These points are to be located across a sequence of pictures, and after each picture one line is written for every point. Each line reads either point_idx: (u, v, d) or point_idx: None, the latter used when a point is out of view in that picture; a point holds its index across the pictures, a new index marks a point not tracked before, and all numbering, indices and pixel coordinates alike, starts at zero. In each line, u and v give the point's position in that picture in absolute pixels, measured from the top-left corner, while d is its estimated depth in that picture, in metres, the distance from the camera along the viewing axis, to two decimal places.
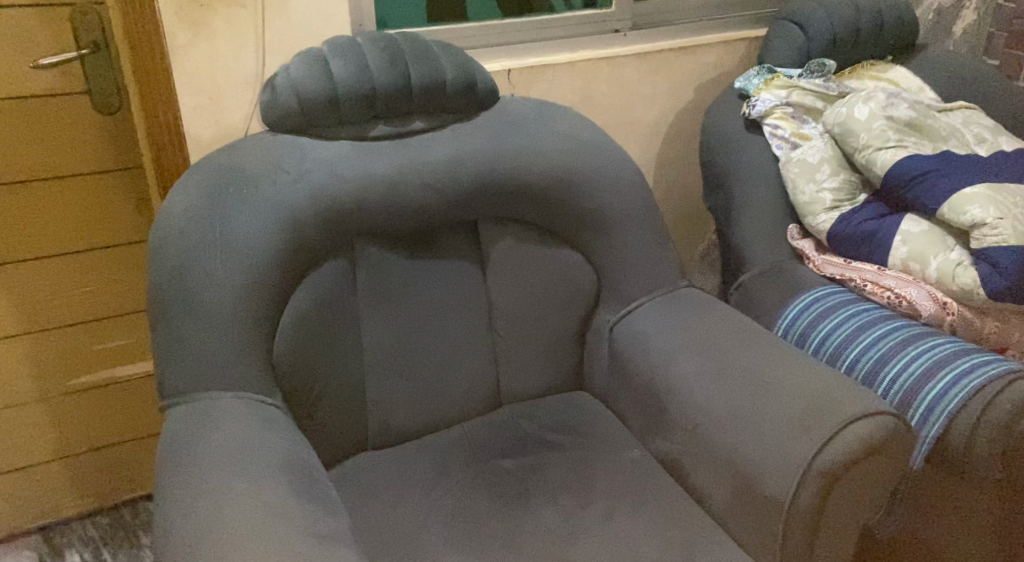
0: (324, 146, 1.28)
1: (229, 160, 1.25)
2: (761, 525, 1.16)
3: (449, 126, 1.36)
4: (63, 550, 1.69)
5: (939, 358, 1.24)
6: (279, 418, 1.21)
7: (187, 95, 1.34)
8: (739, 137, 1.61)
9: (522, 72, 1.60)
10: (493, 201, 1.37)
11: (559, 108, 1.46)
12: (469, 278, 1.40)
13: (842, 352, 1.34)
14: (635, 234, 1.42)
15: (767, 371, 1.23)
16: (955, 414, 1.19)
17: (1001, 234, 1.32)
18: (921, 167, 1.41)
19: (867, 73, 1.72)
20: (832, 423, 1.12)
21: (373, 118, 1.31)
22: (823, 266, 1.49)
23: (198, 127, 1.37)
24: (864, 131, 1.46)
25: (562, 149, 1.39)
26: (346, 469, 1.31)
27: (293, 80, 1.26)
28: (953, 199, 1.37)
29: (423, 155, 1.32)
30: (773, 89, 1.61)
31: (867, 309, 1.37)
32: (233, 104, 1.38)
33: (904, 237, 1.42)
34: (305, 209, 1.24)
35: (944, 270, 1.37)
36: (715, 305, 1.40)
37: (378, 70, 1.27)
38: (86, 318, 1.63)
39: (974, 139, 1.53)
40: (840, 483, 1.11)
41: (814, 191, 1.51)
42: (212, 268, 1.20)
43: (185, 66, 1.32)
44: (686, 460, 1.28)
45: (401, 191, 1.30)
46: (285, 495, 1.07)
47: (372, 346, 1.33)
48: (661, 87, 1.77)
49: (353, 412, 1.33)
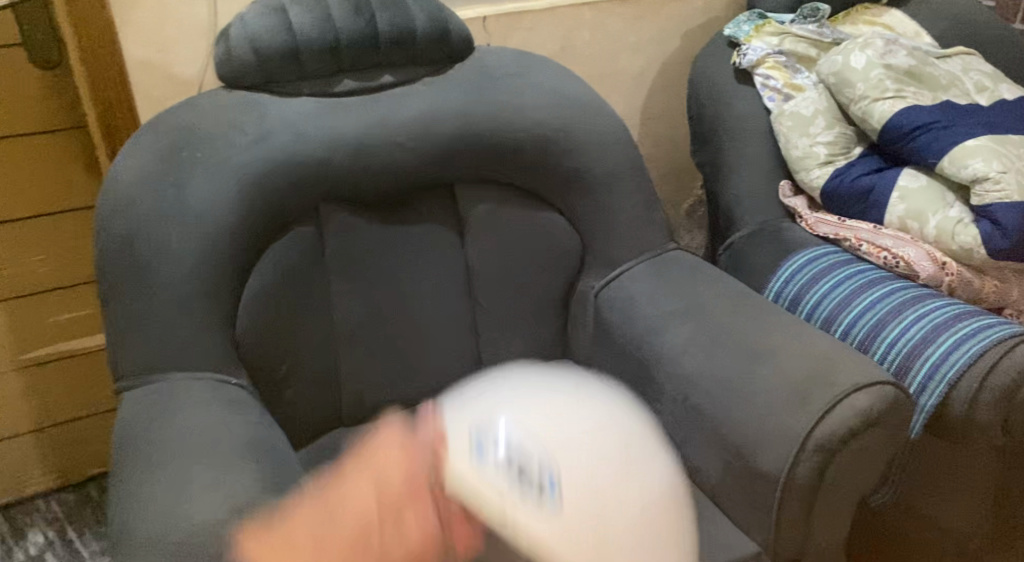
0: (285, 103, 1.18)
1: (184, 121, 1.15)
2: (756, 501, 1.11)
3: (421, 80, 1.26)
4: (25, 530, 1.61)
5: (940, 323, 1.18)
6: (246, 400, 1.13)
7: (134, 50, 1.24)
8: (729, 88, 1.53)
9: (498, 19, 1.51)
10: (469, 162, 1.28)
11: (539, 59, 1.37)
12: (445, 244, 1.32)
13: (836, 317, 1.28)
14: (621, 194, 1.34)
15: (763, 340, 1.17)
16: (956, 380, 1.13)
17: (1003, 190, 1.25)
18: (921, 119, 1.33)
19: (861, 18, 1.63)
20: (831, 394, 1.07)
21: (338, 71, 1.21)
22: (816, 224, 1.43)
23: (148, 83, 1.27)
24: (860, 81, 1.38)
25: (542, 104, 1.30)
26: (320, 449, 1.25)
27: (248, 31, 1.15)
28: (953, 152, 1.30)
29: (394, 112, 1.22)
30: (764, 37, 1.53)
31: (863, 271, 1.32)
32: (187, 57, 1.28)
33: (901, 193, 1.35)
34: (267, 172, 1.15)
35: (943, 228, 1.30)
36: (704, 270, 1.33)
37: (342, 19, 1.18)
38: (36, 289, 1.53)
39: (975, 88, 1.44)
40: (838, 457, 1.05)
41: (807, 145, 1.44)
42: (167, 239, 1.11)
43: (131, 17, 1.22)
44: (677, 432, 1.22)
45: (371, 152, 1.20)
46: (253, 484, 0.99)
47: (345, 319, 1.25)
48: (647, 33, 1.68)
49: (326, 388, 1.26)
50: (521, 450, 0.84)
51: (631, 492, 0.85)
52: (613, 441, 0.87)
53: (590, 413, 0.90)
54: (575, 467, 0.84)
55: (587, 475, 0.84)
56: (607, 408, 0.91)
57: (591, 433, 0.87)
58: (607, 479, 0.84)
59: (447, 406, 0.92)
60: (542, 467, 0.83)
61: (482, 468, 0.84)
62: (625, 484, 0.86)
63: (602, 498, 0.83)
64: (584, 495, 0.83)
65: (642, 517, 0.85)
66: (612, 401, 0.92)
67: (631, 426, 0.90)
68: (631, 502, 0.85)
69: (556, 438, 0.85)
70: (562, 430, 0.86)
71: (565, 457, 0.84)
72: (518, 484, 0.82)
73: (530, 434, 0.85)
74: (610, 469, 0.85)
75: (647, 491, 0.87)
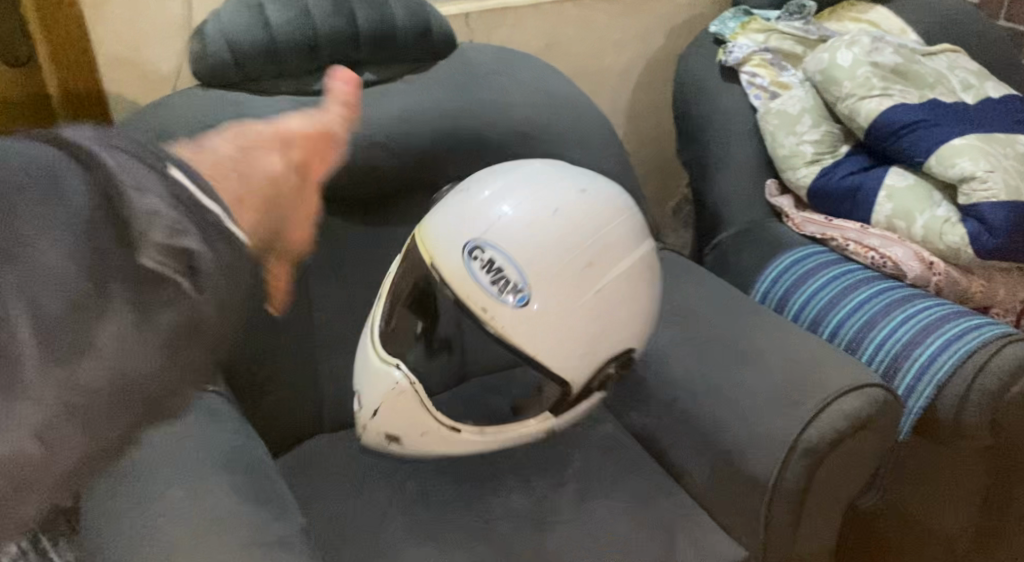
0: (262, 102, 1.15)
1: (158, 121, 1.12)
2: (744, 507, 1.09)
3: (402, 78, 1.24)
4: None
5: (928, 323, 1.17)
6: (224, 408, 1.11)
7: (105, 46, 1.22)
8: (715, 87, 1.51)
9: (481, 15, 1.48)
10: (452, 162, 1.25)
11: (523, 55, 1.34)
12: None
13: (823, 318, 1.26)
14: None
15: (751, 341, 1.15)
16: (945, 381, 1.12)
17: (990, 190, 1.24)
18: (908, 117, 1.32)
19: (846, 15, 1.62)
20: (819, 397, 1.05)
21: (317, 68, 1.19)
22: (803, 224, 1.42)
23: (119, 82, 1.25)
24: (848, 79, 1.37)
25: (526, 103, 1.28)
26: (302, 455, 1.23)
27: (223, 27, 1.12)
28: (940, 151, 1.28)
29: (375, 110, 1.19)
30: (750, 34, 1.52)
31: (851, 271, 1.30)
32: (160, 52, 1.26)
33: (888, 193, 1.34)
34: None
35: (931, 228, 1.29)
36: (690, 271, 1.32)
37: (320, 15, 1.14)
38: None
39: (960, 85, 1.43)
40: (827, 462, 1.04)
41: (793, 143, 1.42)
42: None
43: (101, 13, 1.19)
44: (664, 435, 1.20)
45: (351, 151, 1.17)
46: (231, 497, 0.96)
47: (326, 322, 1.23)
48: (632, 30, 1.66)
49: (307, 394, 1.23)
50: (504, 253, 1.04)
51: (597, 271, 1.06)
52: (584, 240, 1.06)
53: (582, 210, 1.07)
54: (547, 281, 1.03)
55: (559, 260, 1.04)
56: (603, 200, 1.10)
57: (564, 231, 1.05)
58: (571, 284, 1.04)
59: (471, 182, 1.14)
60: (518, 276, 1.03)
61: (466, 261, 1.05)
62: (590, 269, 1.05)
63: (569, 272, 1.04)
64: (559, 280, 1.04)
65: (616, 287, 1.07)
66: (617, 193, 1.13)
67: (616, 217, 1.10)
68: (592, 297, 1.05)
69: (541, 230, 1.05)
70: (554, 216, 1.05)
71: (537, 265, 1.03)
72: (495, 282, 1.04)
73: (527, 220, 1.05)
74: (583, 246, 1.05)
75: (619, 254, 1.08)
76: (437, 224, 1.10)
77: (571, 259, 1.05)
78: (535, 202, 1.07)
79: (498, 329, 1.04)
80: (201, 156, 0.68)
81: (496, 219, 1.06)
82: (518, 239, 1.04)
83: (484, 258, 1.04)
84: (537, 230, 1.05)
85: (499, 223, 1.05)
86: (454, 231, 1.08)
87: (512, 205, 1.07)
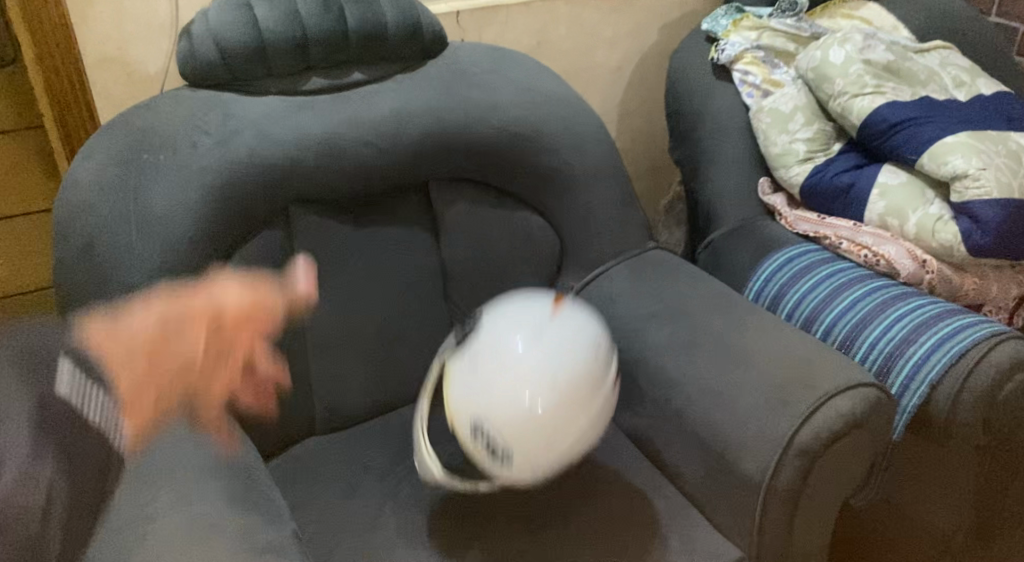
0: (252, 103, 1.15)
1: (145, 122, 1.11)
2: (737, 508, 1.09)
3: (394, 77, 1.23)
4: None
5: (921, 322, 1.16)
6: (214, 412, 1.10)
7: (93, 47, 1.20)
8: (707, 85, 1.51)
9: (472, 13, 1.47)
10: (444, 162, 1.24)
11: (514, 54, 1.34)
12: (419, 246, 1.28)
13: (816, 317, 1.26)
14: (599, 193, 1.32)
15: (744, 341, 1.15)
16: (938, 380, 1.11)
17: (982, 187, 1.24)
18: (901, 115, 1.32)
19: (839, 12, 1.62)
20: (812, 397, 1.05)
21: (307, 68, 1.18)
22: (796, 222, 1.42)
23: (107, 84, 1.24)
24: (840, 77, 1.36)
25: (517, 102, 1.27)
26: (293, 459, 1.22)
27: (213, 28, 1.11)
28: (933, 149, 1.28)
29: (366, 110, 1.19)
30: (742, 31, 1.51)
31: (843, 269, 1.30)
32: (148, 53, 1.25)
33: (881, 190, 1.34)
34: (232, 175, 1.10)
35: (924, 225, 1.29)
36: (683, 270, 1.31)
37: (309, 15, 1.14)
38: None
39: (952, 82, 1.43)
40: (820, 462, 1.04)
41: (786, 141, 1.42)
42: (127, 247, 1.06)
43: (88, 14, 1.18)
44: (657, 436, 1.20)
45: (341, 152, 1.16)
46: (220, 503, 0.95)
47: (316, 324, 1.22)
48: (623, 28, 1.65)
49: (298, 396, 1.22)
50: (502, 426, 1.00)
51: (573, 420, 1.03)
52: (580, 385, 1.03)
53: (574, 349, 1.04)
54: (528, 442, 1.01)
55: (546, 416, 1.01)
56: (582, 343, 1.05)
57: (562, 365, 1.03)
58: (555, 433, 1.02)
59: (486, 318, 1.10)
60: (504, 444, 1.01)
61: (466, 428, 1.02)
62: (580, 401, 1.03)
63: (552, 434, 1.01)
64: (538, 442, 1.01)
65: (593, 428, 1.05)
66: (585, 331, 1.07)
67: (596, 341, 1.07)
68: (572, 446, 1.03)
69: (546, 372, 1.02)
70: (554, 367, 1.02)
71: (520, 433, 1.00)
72: (484, 445, 1.01)
73: (530, 350, 1.03)
74: (576, 394, 1.03)
75: (597, 386, 1.05)
76: (449, 381, 1.06)
77: (545, 401, 1.01)
78: (535, 334, 1.05)
79: (495, 480, 1.04)
80: (114, 332, 0.98)
81: (508, 351, 1.03)
82: (507, 403, 1.00)
83: (481, 433, 1.01)
84: (536, 378, 1.01)
85: (510, 354, 1.03)
86: (468, 391, 1.03)
87: (521, 336, 1.04)
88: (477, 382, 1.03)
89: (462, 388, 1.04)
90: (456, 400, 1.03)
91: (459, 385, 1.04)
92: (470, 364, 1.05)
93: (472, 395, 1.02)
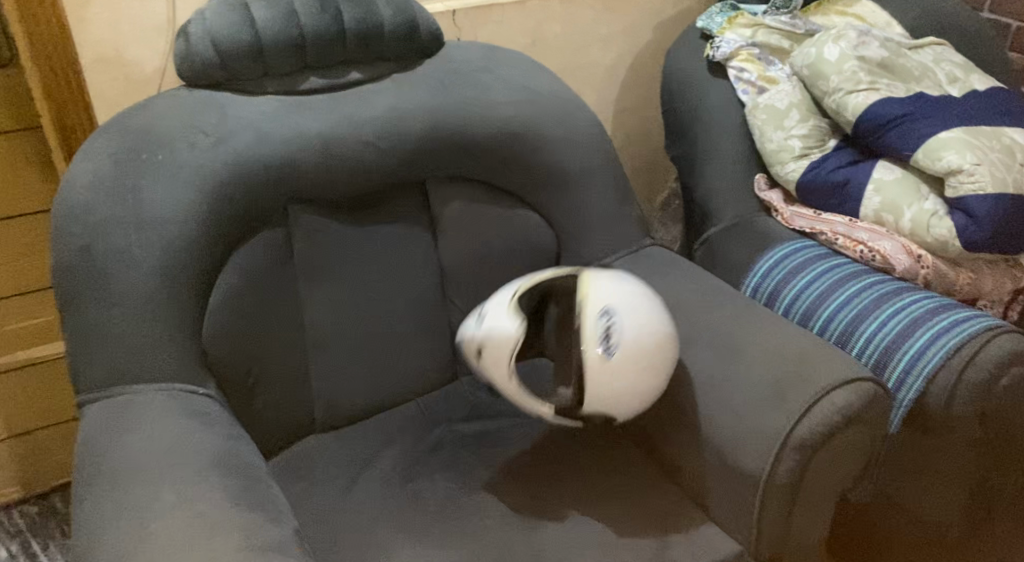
0: (249, 102, 1.15)
1: (143, 122, 1.11)
2: (736, 503, 1.09)
3: (390, 77, 1.24)
4: None
5: (917, 316, 1.17)
6: (213, 410, 1.10)
7: (89, 47, 1.21)
8: (702, 83, 1.52)
9: (467, 12, 1.47)
10: (441, 161, 1.25)
11: (510, 53, 1.34)
12: (418, 244, 1.29)
13: (814, 312, 1.27)
14: (596, 191, 1.33)
15: (741, 336, 1.15)
16: (934, 374, 1.12)
17: (977, 182, 1.24)
18: (895, 111, 1.32)
19: (833, 9, 1.63)
20: (810, 391, 1.05)
21: (303, 68, 1.18)
22: (792, 218, 1.42)
23: (103, 83, 1.24)
24: (835, 74, 1.37)
25: (514, 101, 1.28)
26: (293, 457, 1.22)
27: (210, 28, 1.11)
28: (928, 144, 1.29)
29: (362, 110, 1.19)
30: (737, 29, 1.52)
31: (840, 264, 1.31)
32: (144, 54, 1.25)
33: (877, 186, 1.34)
34: (230, 175, 1.11)
35: (919, 221, 1.29)
36: (680, 266, 1.32)
37: (306, 14, 1.14)
38: (9, 293, 1.54)
39: (946, 79, 1.44)
40: (818, 456, 1.04)
41: (782, 138, 1.42)
42: (126, 247, 1.07)
43: (84, 14, 1.19)
44: (655, 432, 1.21)
45: (339, 151, 1.17)
46: (221, 502, 0.95)
47: (315, 322, 1.22)
48: (618, 26, 1.66)
49: (298, 395, 1.22)
50: (629, 324, 1.10)
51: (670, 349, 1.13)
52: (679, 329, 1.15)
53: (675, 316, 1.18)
54: (638, 347, 1.09)
55: (658, 327, 1.11)
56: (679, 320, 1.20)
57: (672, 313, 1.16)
58: (658, 351, 1.11)
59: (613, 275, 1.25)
60: (621, 337, 1.09)
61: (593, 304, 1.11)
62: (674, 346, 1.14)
63: (658, 345, 1.11)
64: (643, 348, 1.09)
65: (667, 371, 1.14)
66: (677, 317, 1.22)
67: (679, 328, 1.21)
68: (654, 383, 1.12)
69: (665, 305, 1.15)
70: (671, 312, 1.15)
71: (639, 334, 1.10)
72: (603, 329, 1.09)
73: (655, 293, 1.17)
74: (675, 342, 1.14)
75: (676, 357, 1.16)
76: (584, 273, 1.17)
77: (670, 327, 1.13)
78: (656, 290, 1.19)
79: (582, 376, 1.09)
80: None
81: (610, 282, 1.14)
82: (646, 310, 1.12)
83: (609, 317, 1.10)
84: (665, 308, 1.14)
85: (618, 285, 1.14)
86: (597, 279, 1.15)
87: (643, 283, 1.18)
88: (637, 287, 1.15)
89: (598, 280, 1.15)
90: (590, 284, 1.13)
91: (598, 278, 1.15)
92: (632, 278, 1.17)
93: (632, 297, 1.12)
